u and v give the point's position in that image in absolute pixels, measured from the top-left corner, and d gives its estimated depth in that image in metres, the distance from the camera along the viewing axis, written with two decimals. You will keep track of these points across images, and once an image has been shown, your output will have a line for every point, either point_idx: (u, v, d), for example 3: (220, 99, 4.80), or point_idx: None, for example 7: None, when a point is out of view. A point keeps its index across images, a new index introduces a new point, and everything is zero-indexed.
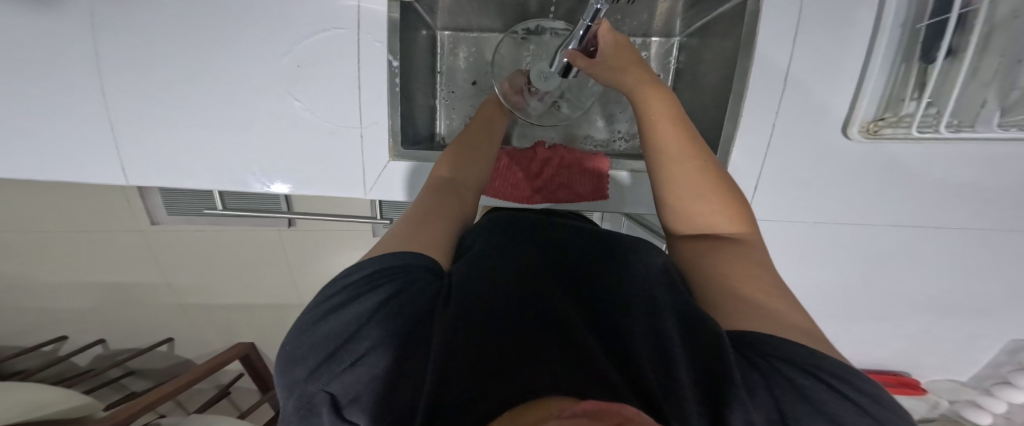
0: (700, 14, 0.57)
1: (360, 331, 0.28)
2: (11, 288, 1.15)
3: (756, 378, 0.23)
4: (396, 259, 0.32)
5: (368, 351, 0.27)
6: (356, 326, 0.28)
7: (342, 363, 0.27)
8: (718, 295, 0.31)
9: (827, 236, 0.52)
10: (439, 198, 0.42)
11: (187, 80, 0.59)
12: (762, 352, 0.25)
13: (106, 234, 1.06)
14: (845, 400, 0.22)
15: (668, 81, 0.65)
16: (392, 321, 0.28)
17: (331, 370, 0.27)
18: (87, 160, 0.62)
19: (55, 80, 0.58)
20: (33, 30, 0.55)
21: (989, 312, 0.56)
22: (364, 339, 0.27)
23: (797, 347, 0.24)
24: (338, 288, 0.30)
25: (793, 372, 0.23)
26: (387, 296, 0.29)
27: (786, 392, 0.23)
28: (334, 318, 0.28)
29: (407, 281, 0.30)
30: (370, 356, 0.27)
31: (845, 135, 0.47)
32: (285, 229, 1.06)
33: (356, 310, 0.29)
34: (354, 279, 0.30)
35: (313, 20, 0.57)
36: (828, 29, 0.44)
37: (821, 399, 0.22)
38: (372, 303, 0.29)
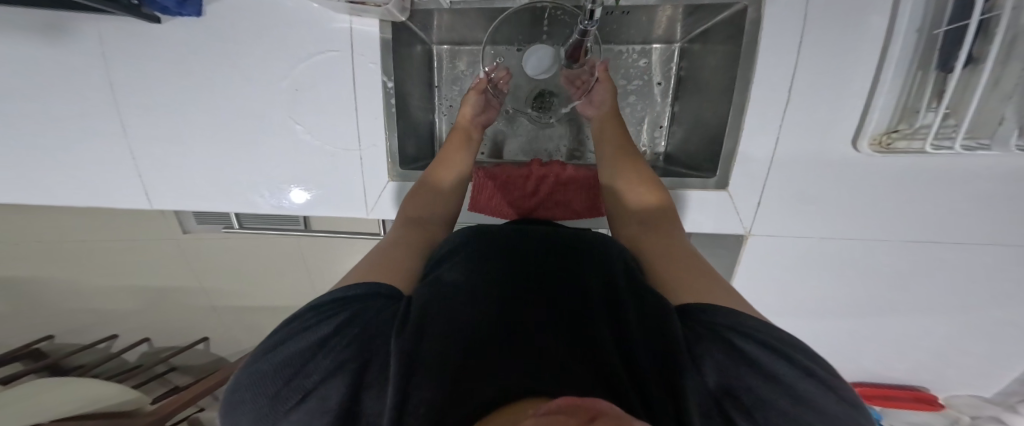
0: (700, 21, 0.54)
1: (308, 360, 0.27)
2: (61, 295, 1.25)
3: (704, 347, 0.25)
4: (346, 290, 0.31)
5: (320, 382, 0.26)
6: (306, 355, 0.27)
7: (288, 400, 0.25)
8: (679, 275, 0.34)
9: (838, 250, 0.50)
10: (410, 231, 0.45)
11: (195, 107, 0.61)
12: (706, 320, 0.26)
13: (143, 245, 1.14)
14: (778, 358, 0.24)
15: (670, 89, 0.63)
16: (343, 351, 0.27)
17: (276, 411, 0.25)
18: (112, 185, 0.66)
19: (80, 112, 0.61)
20: (56, 66, 0.59)
21: (1017, 327, 0.53)
22: (315, 369, 0.26)
23: (744, 317, 0.26)
24: (281, 325, 0.29)
25: (736, 339, 0.25)
26: (340, 320, 0.28)
27: (726, 358, 0.24)
28: (281, 352, 0.27)
29: (363, 302, 0.30)
30: (323, 387, 0.25)
31: (854, 148, 0.44)
32: (303, 238, 1.10)
33: (306, 339, 0.27)
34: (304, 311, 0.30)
35: (310, 43, 0.58)
36: (834, 35, 0.42)
37: (761, 360, 0.24)
38: (322, 334, 0.28)
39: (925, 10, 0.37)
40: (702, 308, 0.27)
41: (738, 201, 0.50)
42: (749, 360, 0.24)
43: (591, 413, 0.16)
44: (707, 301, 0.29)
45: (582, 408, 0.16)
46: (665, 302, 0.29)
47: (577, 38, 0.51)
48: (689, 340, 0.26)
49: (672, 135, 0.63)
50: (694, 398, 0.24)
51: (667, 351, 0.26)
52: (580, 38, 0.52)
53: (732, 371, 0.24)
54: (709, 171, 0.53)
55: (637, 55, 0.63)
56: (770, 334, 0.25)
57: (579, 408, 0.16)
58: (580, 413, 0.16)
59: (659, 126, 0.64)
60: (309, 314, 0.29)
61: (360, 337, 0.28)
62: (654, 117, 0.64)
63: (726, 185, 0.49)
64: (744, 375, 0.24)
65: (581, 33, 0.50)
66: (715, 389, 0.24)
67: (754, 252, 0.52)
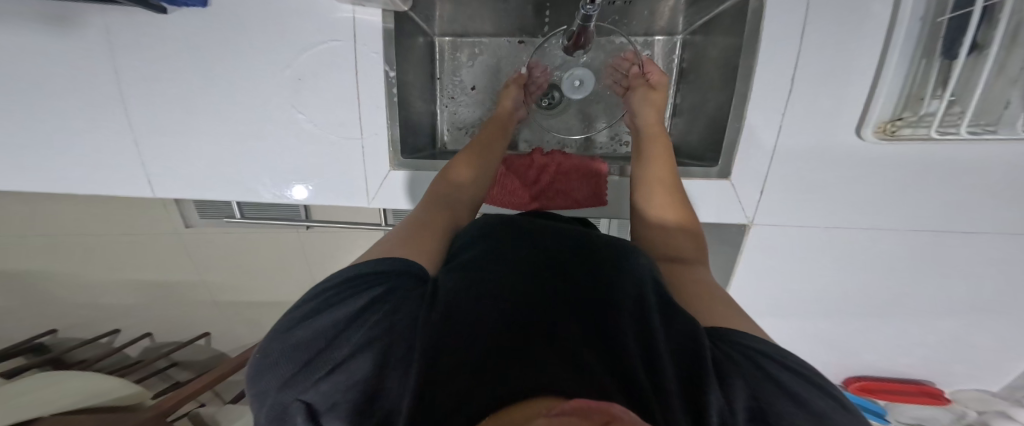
0: (702, 11, 0.55)
1: (336, 336, 0.28)
2: (63, 288, 1.26)
3: (733, 368, 0.26)
4: (377, 265, 0.32)
5: (348, 356, 0.27)
6: (335, 331, 0.28)
7: (317, 371, 0.27)
8: (700, 301, 0.34)
9: (842, 241, 0.49)
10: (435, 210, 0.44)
11: (199, 95, 0.61)
12: (744, 347, 0.27)
13: (145, 239, 1.15)
14: (814, 389, 0.24)
15: (672, 81, 0.63)
16: (369, 332, 0.28)
17: (307, 378, 0.27)
18: (116, 174, 0.66)
19: (85, 101, 0.62)
20: (62, 54, 0.59)
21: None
22: (345, 344, 0.28)
23: (782, 351, 0.27)
24: (313, 296, 0.32)
25: (772, 368, 0.26)
26: (367, 301, 0.30)
27: (760, 380, 0.25)
28: (312, 324, 0.29)
29: (391, 284, 0.31)
30: (349, 362, 0.27)
31: (858, 135, 0.44)
32: (305, 231, 1.10)
33: (336, 314, 0.29)
34: (333, 284, 0.32)
35: (314, 33, 0.58)
36: (839, 22, 0.41)
37: (798, 390, 0.24)
38: (353, 309, 0.29)
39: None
40: (740, 335, 0.28)
41: (740, 190, 0.49)
42: (782, 387, 0.24)
43: (604, 416, 0.17)
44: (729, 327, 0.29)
45: (597, 409, 0.17)
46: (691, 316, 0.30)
47: (580, 23, 0.51)
48: (721, 359, 0.26)
49: (674, 127, 0.63)
50: (715, 410, 0.24)
51: (695, 363, 0.26)
52: (583, 24, 0.52)
53: (765, 393, 0.24)
54: (711, 161, 0.53)
55: (640, 47, 0.63)
56: (800, 365, 0.26)
57: (599, 411, 0.17)
58: (598, 414, 0.17)
59: (660, 118, 0.64)
60: (344, 291, 0.31)
61: (387, 321, 0.29)
62: None
63: (729, 174, 0.49)
64: (777, 400, 0.24)
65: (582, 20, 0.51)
66: (745, 412, 0.24)
67: (758, 243, 0.52)
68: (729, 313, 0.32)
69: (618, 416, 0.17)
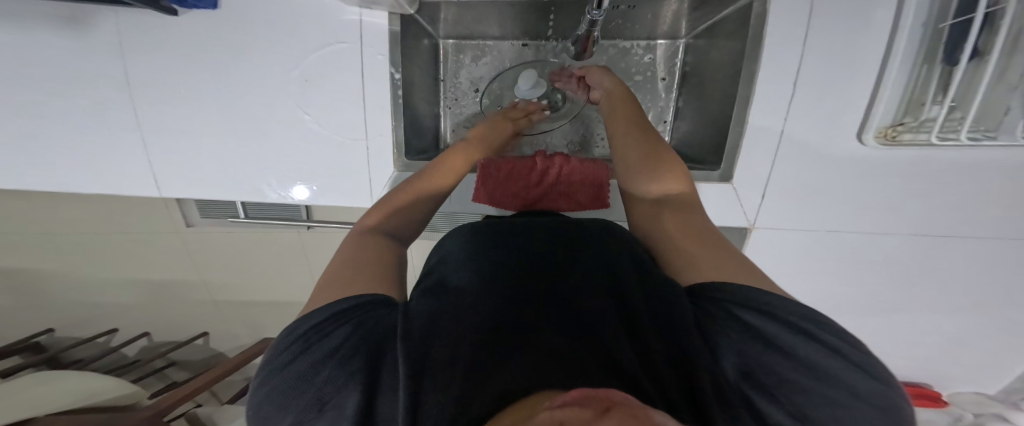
0: (706, 15, 0.55)
1: (319, 377, 0.26)
2: (62, 287, 1.25)
3: (719, 334, 0.27)
4: (341, 304, 0.30)
5: (337, 392, 0.26)
6: (318, 370, 0.27)
7: (309, 411, 0.26)
8: (706, 257, 0.34)
9: (842, 245, 0.50)
10: (374, 242, 0.41)
11: (204, 95, 0.62)
12: (722, 305, 0.28)
13: (146, 238, 1.15)
14: (791, 333, 0.25)
15: (674, 84, 0.63)
16: (352, 359, 0.27)
17: (301, 422, 0.25)
18: (120, 173, 0.66)
19: (91, 100, 0.62)
20: (69, 53, 0.60)
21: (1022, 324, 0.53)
22: (331, 381, 0.26)
23: (767, 296, 0.27)
24: (282, 344, 0.29)
25: (752, 319, 0.26)
26: (344, 335, 0.28)
27: (745, 340, 0.26)
28: (292, 368, 0.27)
29: (364, 312, 0.30)
30: (339, 398, 0.25)
31: (859, 140, 0.44)
32: (306, 231, 1.10)
33: (315, 354, 0.27)
34: (303, 329, 0.29)
35: (321, 34, 0.58)
36: (841, 28, 0.42)
37: (774, 335, 0.25)
38: (329, 346, 0.27)
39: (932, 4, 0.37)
40: (717, 287, 0.29)
41: (742, 194, 0.50)
42: (761, 337, 0.26)
43: (605, 402, 0.17)
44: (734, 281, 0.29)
45: (597, 398, 0.18)
46: (673, 285, 0.31)
47: (585, 28, 0.52)
48: (704, 324, 0.27)
49: (676, 130, 0.63)
50: (710, 383, 0.25)
51: (681, 344, 0.27)
52: (588, 29, 0.53)
53: (750, 353, 0.25)
54: (713, 164, 0.54)
55: (643, 50, 0.63)
56: (780, 308, 0.26)
57: (598, 399, 0.18)
58: (596, 402, 0.18)
59: (663, 121, 0.64)
60: (312, 330, 0.29)
61: (369, 344, 0.28)
62: (658, 113, 0.64)
63: (730, 178, 0.49)
64: (760, 354, 0.25)
65: (589, 24, 0.51)
66: (734, 370, 0.26)
67: (759, 246, 0.52)
68: (736, 265, 0.32)
69: (618, 402, 0.17)
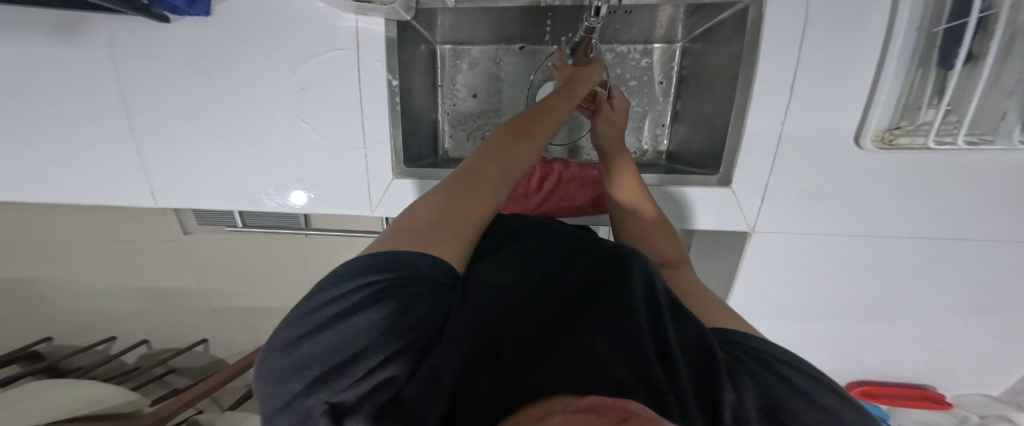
0: (703, 20, 0.54)
1: (371, 338, 0.25)
2: (60, 295, 1.25)
3: (743, 371, 0.25)
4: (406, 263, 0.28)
5: (382, 362, 0.24)
6: (369, 331, 0.25)
7: (347, 373, 0.24)
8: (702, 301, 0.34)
9: (841, 247, 0.50)
10: (466, 192, 0.34)
11: (200, 104, 0.61)
12: (747, 348, 0.27)
13: (144, 246, 1.14)
14: (820, 385, 0.24)
15: (671, 88, 0.64)
16: (408, 327, 0.26)
17: (336, 382, 0.23)
18: (116, 182, 0.66)
19: (86, 109, 0.62)
20: (63, 63, 0.59)
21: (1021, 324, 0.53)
22: (381, 347, 0.25)
23: (781, 349, 0.27)
24: (334, 291, 0.27)
25: (779, 368, 0.25)
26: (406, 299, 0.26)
27: (769, 380, 0.24)
28: (342, 320, 0.25)
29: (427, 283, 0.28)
30: (385, 366, 0.24)
31: (857, 144, 0.45)
32: (305, 238, 1.09)
33: (369, 312, 0.25)
34: (360, 280, 0.27)
35: (318, 42, 0.58)
36: (837, 31, 0.42)
37: (801, 383, 0.24)
38: (388, 307, 0.26)
39: (926, 7, 0.37)
40: (742, 338, 0.28)
41: (741, 198, 0.50)
42: (792, 384, 0.24)
43: (623, 413, 0.15)
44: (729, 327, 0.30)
45: (614, 404, 0.16)
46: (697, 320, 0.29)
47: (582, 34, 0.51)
48: (729, 361, 0.26)
49: (675, 133, 0.64)
50: (733, 407, 0.22)
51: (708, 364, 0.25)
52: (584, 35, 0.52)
53: (777, 393, 0.24)
54: (713, 169, 0.54)
55: (639, 54, 0.64)
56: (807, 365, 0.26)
57: (617, 405, 0.16)
58: (616, 411, 0.15)
59: (661, 125, 0.64)
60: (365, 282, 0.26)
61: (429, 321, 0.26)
62: (657, 116, 0.64)
63: (730, 182, 0.50)
64: (789, 397, 0.23)
65: (585, 32, 0.51)
66: (762, 412, 0.23)
67: (758, 249, 0.52)
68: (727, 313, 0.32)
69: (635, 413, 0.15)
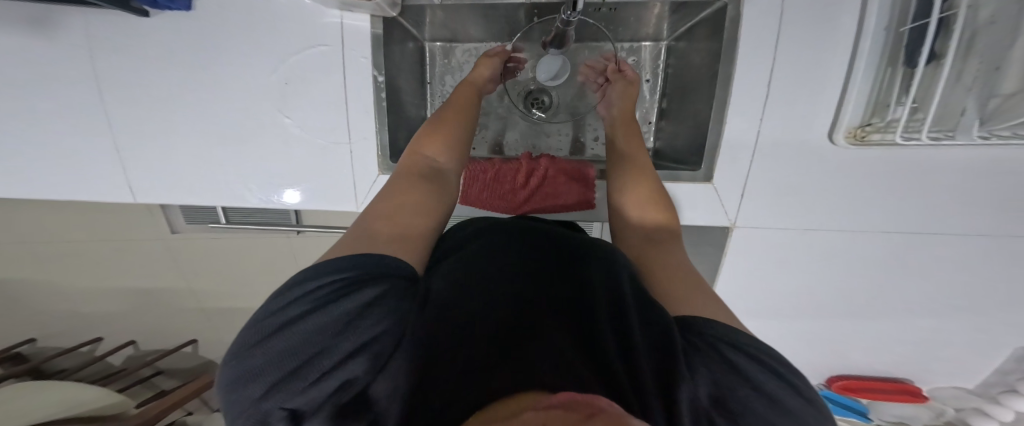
0: (685, 19, 0.56)
1: (327, 341, 0.27)
2: (42, 295, 1.23)
3: (699, 359, 0.26)
4: (363, 272, 0.30)
5: (337, 362, 0.26)
6: (324, 336, 0.27)
7: (304, 377, 0.25)
8: (677, 288, 0.34)
9: (819, 242, 0.51)
10: (406, 191, 0.43)
11: (183, 99, 0.61)
12: (708, 337, 0.28)
13: (128, 244, 1.13)
14: (770, 373, 0.25)
15: (658, 86, 0.64)
16: (364, 331, 0.28)
17: (291, 385, 0.25)
18: (97, 179, 0.65)
19: (65, 105, 0.61)
20: (43, 58, 0.59)
21: (996, 318, 0.54)
22: (336, 349, 0.27)
23: (740, 334, 0.28)
24: (297, 297, 0.29)
25: (735, 356, 0.26)
26: (359, 303, 0.28)
27: (723, 371, 0.26)
28: (300, 325, 0.27)
29: (385, 287, 0.30)
30: (339, 367, 0.26)
31: (831, 141, 0.46)
32: (294, 236, 1.09)
33: (323, 318, 0.27)
34: (322, 286, 0.29)
35: (303, 38, 0.58)
36: (811, 30, 0.43)
37: (752, 372, 0.25)
38: (343, 311, 0.28)
39: (893, 8, 0.38)
40: (704, 323, 0.29)
41: (723, 193, 0.51)
42: (742, 373, 0.25)
43: (591, 409, 0.18)
44: (702, 315, 0.30)
45: (584, 403, 0.18)
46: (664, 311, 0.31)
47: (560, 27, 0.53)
48: (687, 349, 0.27)
49: (660, 131, 0.64)
50: (685, 403, 0.24)
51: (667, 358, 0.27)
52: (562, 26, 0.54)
53: (725, 383, 0.25)
54: (695, 164, 0.55)
55: (627, 53, 0.65)
56: (767, 355, 0.26)
57: (585, 404, 0.18)
58: (587, 407, 0.18)
59: (647, 122, 0.65)
60: (325, 289, 0.29)
61: (381, 324, 0.28)
62: (644, 113, 0.65)
63: (712, 178, 0.50)
64: (737, 387, 0.25)
65: (566, 24, 0.52)
66: (708, 399, 0.25)
67: (739, 244, 0.53)
68: (701, 300, 0.32)
69: (602, 408, 0.18)
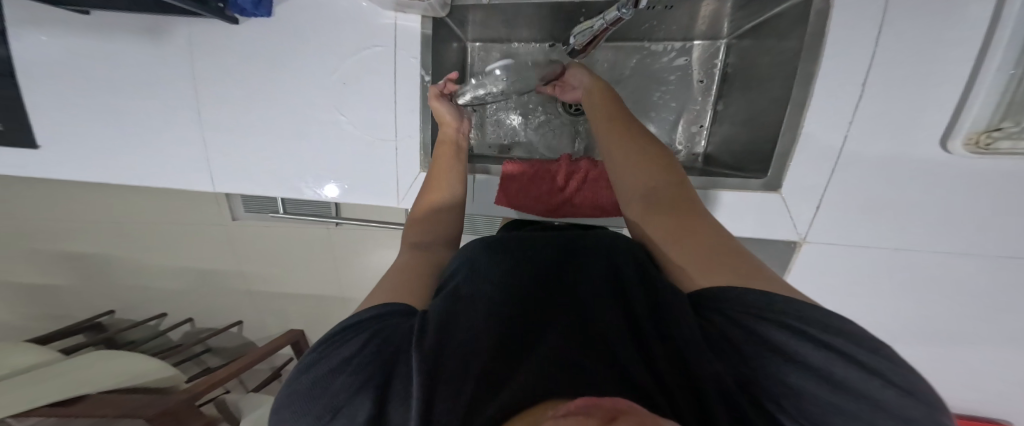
0: (750, 16, 0.51)
1: (335, 384, 0.27)
2: (117, 272, 1.35)
3: (726, 343, 0.26)
4: (360, 319, 0.30)
5: (347, 402, 0.26)
6: (333, 379, 0.27)
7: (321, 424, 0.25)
8: (701, 252, 0.32)
9: (902, 261, 0.47)
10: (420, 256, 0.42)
11: (245, 93, 0.64)
12: (727, 313, 0.27)
13: (190, 231, 1.21)
14: (807, 341, 0.24)
15: (712, 87, 0.60)
16: (363, 369, 0.27)
17: None
18: (163, 167, 0.69)
19: (145, 97, 0.66)
20: (131, 52, 0.64)
21: None
22: (345, 391, 0.26)
23: (771, 300, 0.26)
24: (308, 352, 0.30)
25: (756, 326, 0.25)
26: (360, 341, 0.28)
27: (751, 348, 0.25)
28: (311, 374, 0.28)
29: (381, 320, 0.29)
30: (349, 406, 0.25)
31: (944, 149, 0.41)
32: (334, 228, 1.12)
33: (329, 364, 0.28)
34: (327, 334, 0.30)
35: (358, 36, 0.59)
36: (919, 27, 0.39)
37: (791, 347, 0.24)
38: (344, 353, 0.28)
39: None
40: (728, 294, 0.27)
41: (793, 205, 0.48)
42: (775, 348, 0.25)
43: (613, 412, 0.18)
44: (732, 285, 0.28)
45: (604, 406, 0.18)
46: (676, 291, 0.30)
47: (605, 23, 0.48)
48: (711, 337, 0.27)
49: (713, 135, 0.60)
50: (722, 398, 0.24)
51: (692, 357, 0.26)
52: (606, 25, 0.49)
53: (757, 362, 0.25)
54: (758, 171, 0.51)
55: (676, 52, 0.60)
56: (801, 315, 0.25)
57: (605, 408, 0.18)
58: (602, 411, 0.18)
59: (698, 125, 0.61)
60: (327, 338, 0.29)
61: (380, 353, 0.27)
62: (693, 116, 0.61)
63: (776, 186, 0.47)
64: (773, 363, 0.24)
65: (611, 21, 0.48)
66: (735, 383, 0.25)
67: (811, 259, 0.50)
68: (727, 265, 0.30)
69: (625, 410, 0.18)
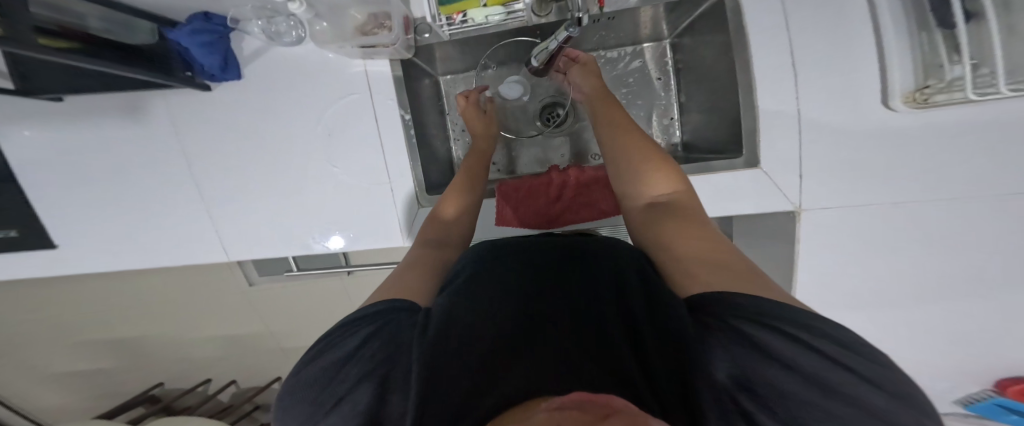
0: (684, 15, 0.56)
1: (343, 372, 0.30)
2: (151, 347, 1.40)
3: (715, 337, 0.26)
4: (373, 312, 0.34)
5: (351, 388, 0.29)
6: (342, 366, 0.31)
7: (328, 404, 0.29)
8: (696, 260, 0.34)
9: (892, 221, 0.48)
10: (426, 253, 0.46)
11: (242, 161, 0.68)
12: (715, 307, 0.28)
13: (212, 297, 1.26)
14: (794, 343, 0.24)
15: (670, 82, 0.64)
16: (368, 360, 0.30)
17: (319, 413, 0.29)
18: (181, 245, 0.74)
19: (155, 183, 0.71)
20: (132, 140, 0.68)
21: None
22: (351, 379, 0.30)
23: (751, 300, 0.27)
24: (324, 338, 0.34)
25: (744, 326, 0.26)
26: (369, 334, 0.32)
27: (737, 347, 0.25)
28: (325, 358, 0.32)
29: (389, 319, 0.33)
30: (354, 392, 0.29)
31: (887, 107, 0.44)
32: (346, 276, 1.15)
33: (339, 353, 0.31)
34: (341, 324, 0.34)
35: (337, 89, 0.64)
36: (826, 10, 0.45)
37: (776, 347, 0.24)
38: (353, 345, 0.31)
39: None
40: (715, 296, 0.28)
41: (776, 177, 0.49)
42: (765, 350, 0.25)
43: (606, 409, 0.19)
44: (715, 288, 0.30)
45: (599, 403, 0.20)
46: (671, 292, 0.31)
47: (559, 43, 0.52)
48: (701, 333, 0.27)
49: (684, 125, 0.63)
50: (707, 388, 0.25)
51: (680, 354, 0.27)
52: (560, 44, 0.52)
53: (744, 361, 0.25)
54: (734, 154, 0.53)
55: (630, 56, 0.64)
56: (786, 313, 0.26)
57: (598, 404, 0.20)
58: (597, 407, 0.19)
59: (668, 117, 0.64)
60: (341, 330, 0.33)
61: (384, 347, 0.30)
62: (662, 110, 0.64)
63: (757, 162, 0.50)
64: (763, 366, 0.24)
65: (564, 40, 0.51)
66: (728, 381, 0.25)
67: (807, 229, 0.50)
68: (713, 271, 0.32)
69: (618, 409, 0.19)
